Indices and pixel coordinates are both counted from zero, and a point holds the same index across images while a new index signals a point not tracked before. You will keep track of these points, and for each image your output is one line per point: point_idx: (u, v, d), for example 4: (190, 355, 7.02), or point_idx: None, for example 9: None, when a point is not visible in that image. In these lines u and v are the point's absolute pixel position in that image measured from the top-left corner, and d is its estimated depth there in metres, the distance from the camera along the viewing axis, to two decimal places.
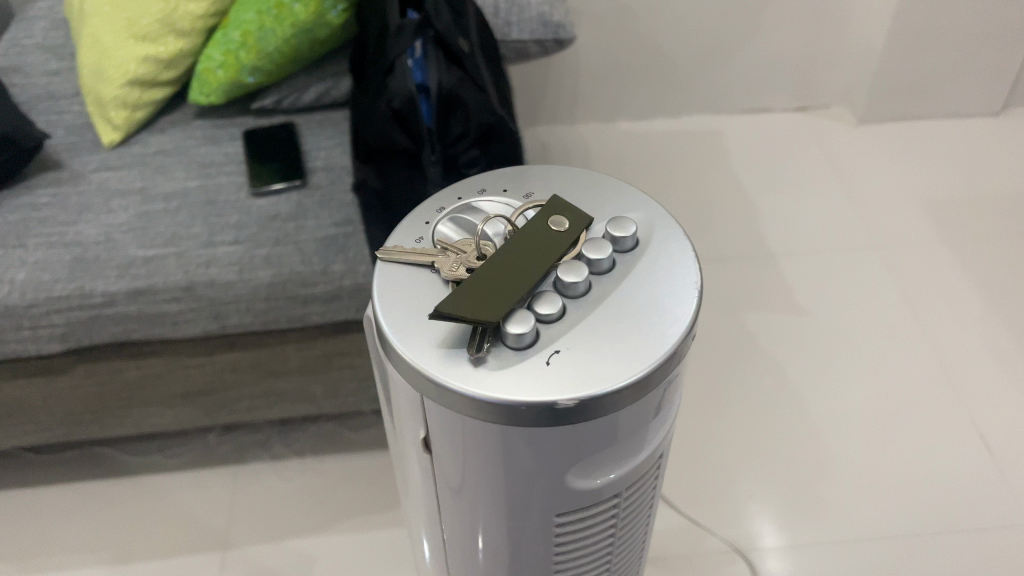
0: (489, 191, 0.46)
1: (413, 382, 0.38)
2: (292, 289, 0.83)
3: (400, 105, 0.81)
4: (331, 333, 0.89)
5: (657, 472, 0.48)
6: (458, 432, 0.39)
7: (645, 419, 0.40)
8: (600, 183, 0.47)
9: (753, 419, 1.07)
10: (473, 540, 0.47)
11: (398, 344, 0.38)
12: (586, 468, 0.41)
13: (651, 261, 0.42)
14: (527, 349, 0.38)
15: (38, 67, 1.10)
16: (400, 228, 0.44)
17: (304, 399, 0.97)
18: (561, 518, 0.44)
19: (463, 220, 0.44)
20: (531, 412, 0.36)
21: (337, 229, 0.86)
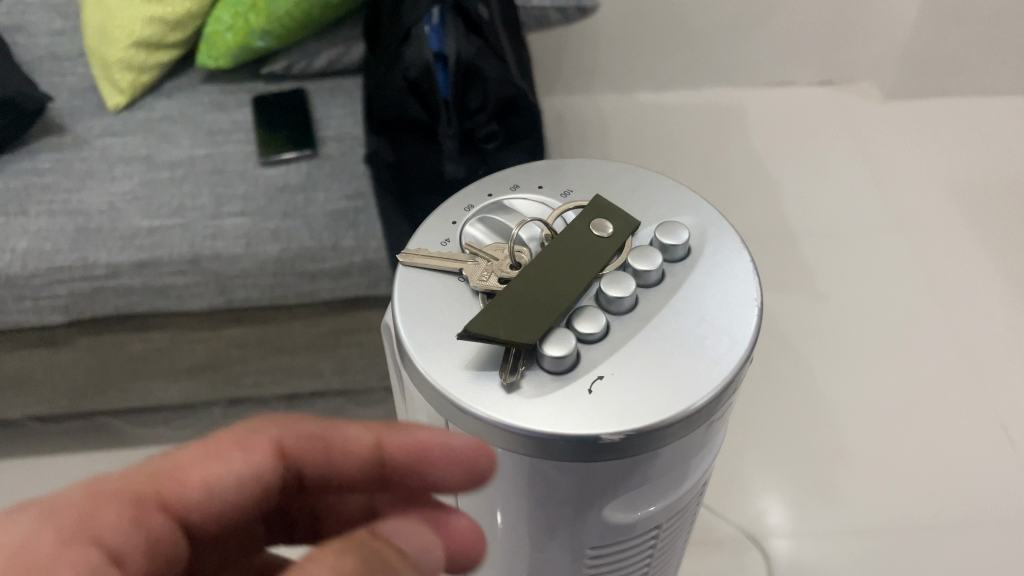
0: (523, 187, 0.43)
1: (436, 394, 0.36)
2: (302, 264, 0.81)
3: (416, 75, 0.78)
4: (340, 309, 0.87)
5: (698, 497, 0.46)
6: (489, 457, 0.37)
7: (692, 450, 0.38)
8: (646, 183, 0.43)
9: (768, 404, 1.05)
10: (499, 560, 0.46)
11: (423, 363, 0.36)
12: (625, 500, 0.39)
13: (702, 276, 0.39)
14: (567, 373, 0.35)
15: (43, 26, 1.07)
16: (426, 227, 0.42)
17: (312, 375, 0.95)
18: (595, 548, 0.42)
19: (494, 221, 0.41)
20: (571, 445, 0.34)
21: (348, 202, 0.83)
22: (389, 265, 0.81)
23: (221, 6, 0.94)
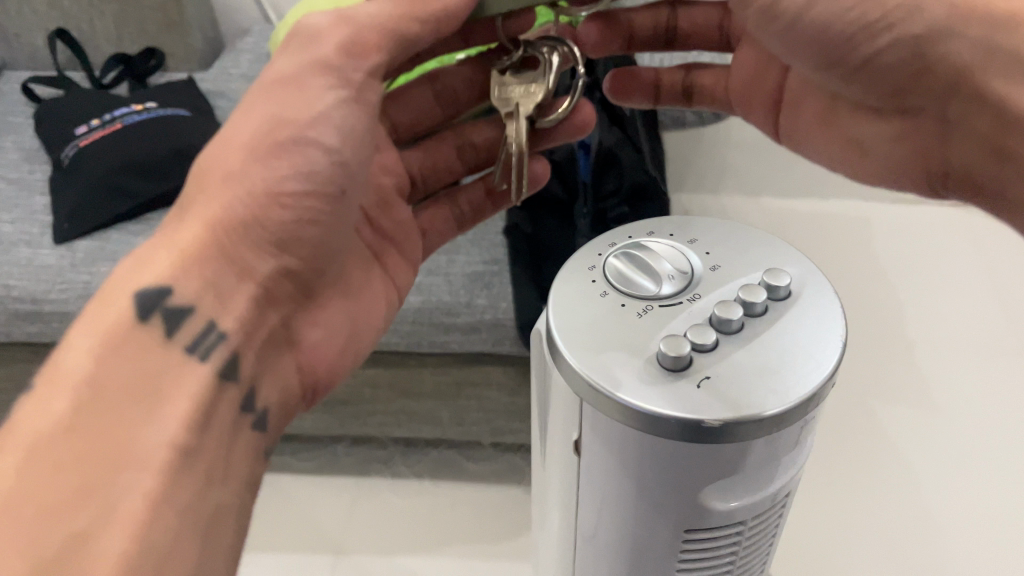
0: (657, 234, 0.52)
1: (575, 386, 0.45)
2: (437, 317, 0.89)
3: (561, 156, 0.87)
4: (466, 362, 0.95)
5: (783, 508, 0.52)
6: (612, 433, 0.45)
7: (778, 453, 0.45)
8: (757, 240, 0.52)
9: (870, 517, 1.05)
10: (605, 537, 0.53)
11: (566, 354, 0.45)
12: (720, 492, 0.46)
13: (801, 316, 0.46)
14: (681, 372, 0.44)
15: (240, 93, 1.24)
16: (575, 257, 0.52)
17: (432, 422, 1.03)
18: (690, 530, 0.49)
19: (632, 254, 0.50)
20: (679, 427, 0.42)
21: (485, 266, 0.93)
22: (514, 326, 0.89)
23: None
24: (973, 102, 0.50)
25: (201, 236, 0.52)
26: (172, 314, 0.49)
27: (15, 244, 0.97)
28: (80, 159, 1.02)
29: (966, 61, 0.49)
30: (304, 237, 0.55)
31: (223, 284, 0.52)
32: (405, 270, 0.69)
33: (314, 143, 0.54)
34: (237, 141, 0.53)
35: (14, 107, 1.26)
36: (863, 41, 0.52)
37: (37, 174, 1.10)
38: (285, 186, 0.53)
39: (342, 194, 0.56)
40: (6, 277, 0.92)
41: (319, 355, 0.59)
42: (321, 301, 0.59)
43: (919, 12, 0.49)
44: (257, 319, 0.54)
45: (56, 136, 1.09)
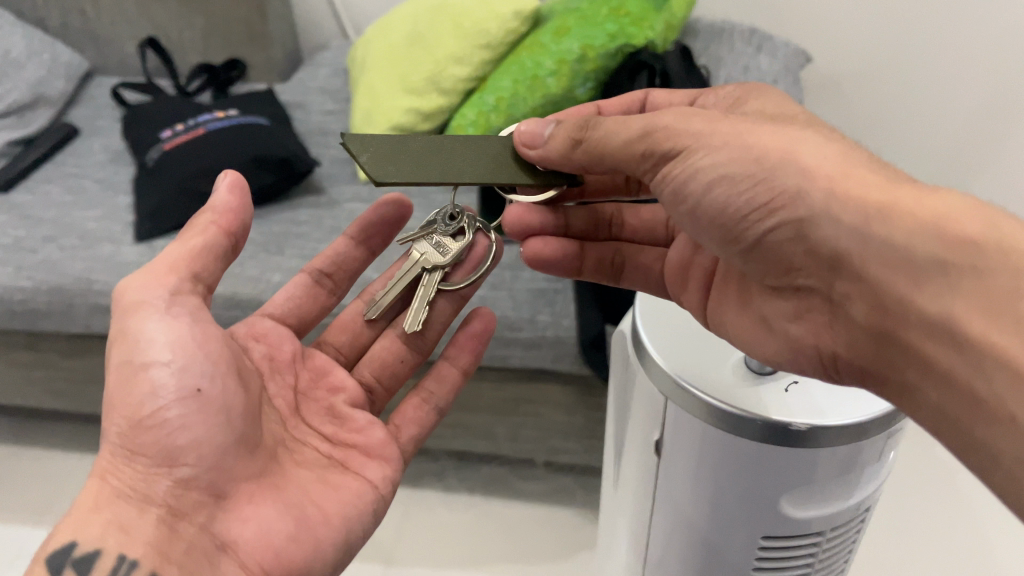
0: None
1: (665, 387, 0.52)
2: (500, 330, 0.89)
3: None
4: (525, 378, 0.95)
5: (858, 525, 0.56)
6: (702, 440, 0.51)
7: (853, 465, 0.50)
8: None
9: (932, 562, 0.96)
10: (681, 540, 0.58)
11: (663, 357, 0.53)
12: (798, 499, 0.51)
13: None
14: (766, 376, 0.52)
15: (318, 106, 1.28)
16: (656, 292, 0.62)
17: (487, 436, 1.04)
18: (766, 539, 0.53)
19: None
20: (764, 427, 0.48)
21: (549, 283, 0.93)
22: (576, 344, 0.89)
23: (467, 106, 1.06)
24: (874, 292, 0.43)
25: (101, 497, 0.52)
26: (80, 561, 0.49)
27: (99, 241, 1.01)
28: (163, 162, 1.06)
29: (844, 248, 0.43)
30: (189, 444, 0.52)
31: (128, 518, 0.51)
32: (385, 463, 0.63)
33: (154, 365, 0.53)
34: (112, 402, 0.54)
35: (104, 111, 1.31)
36: (750, 221, 0.47)
37: (122, 176, 1.15)
38: (163, 414, 0.52)
39: (201, 394, 0.54)
40: (87, 271, 0.96)
41: (267, 550, 0.53)
42: (243, 509, 0.54)
43: (804, 199, 0.44)
44: (174, 536, 0.51)
45: (142, 139, 1.14)
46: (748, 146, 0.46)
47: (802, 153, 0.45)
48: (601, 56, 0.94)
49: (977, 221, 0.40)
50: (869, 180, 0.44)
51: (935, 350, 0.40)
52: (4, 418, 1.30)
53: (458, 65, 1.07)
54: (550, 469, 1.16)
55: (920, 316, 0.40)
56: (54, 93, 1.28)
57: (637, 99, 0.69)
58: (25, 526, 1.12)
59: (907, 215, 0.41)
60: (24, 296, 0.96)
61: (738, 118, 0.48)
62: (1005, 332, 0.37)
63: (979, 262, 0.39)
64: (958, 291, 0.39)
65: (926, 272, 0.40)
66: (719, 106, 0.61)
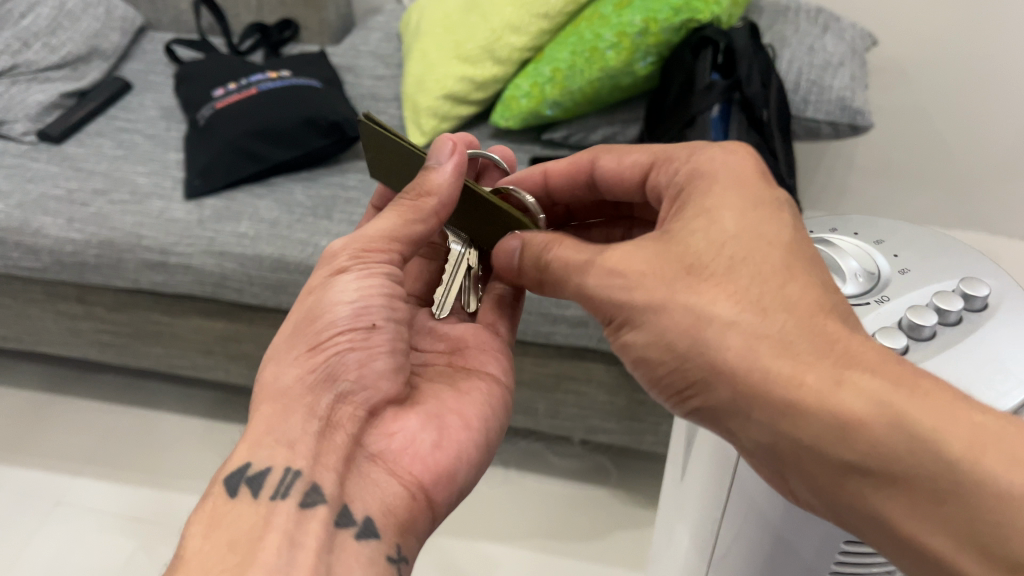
0: (842, 232, 0.51)
1: None
2: (546, 307, 0.88)
3: None
4: (568, 355, 0.94)
5: None
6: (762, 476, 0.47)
7: None
8: (946, 245, 0.49)
9: None
10: (739, 554, 0.53)
11: None
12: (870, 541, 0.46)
13: (1003, 322, 0.43)
14: (924, 341, 0.43)
15: (368, 71, 1.26)
16: (814, 221, 0.53)
17: (526, 412, 1.03)
18: (845, 553, 0.47)
19: (836, 241, 0.50)
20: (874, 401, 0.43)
21: None
22: None
23: (522, 76, 1.05)
24: (800, 485, 0.39)
25: (267, 421, 0.51)
26: (255, 477, 0.48)
27: (149, 196, 1.01)
28: (216, 120, 1.06)
29: (762, 443, 0.39)
30: (352, 362, 0.54)
31: (294, 435, 0.50)
32: (497, 355, 0.64)
33: (340, 304, 0.55)
34: (285, 340, 0.55)
35: (156, 66, 1.31)
36: (672, 400, 0.44)
37: (173, 133, 1.15)
38: (336, 339, 0.54)
39: (374, 327, 0.56)
40: (137, 226, 0.96)
41: (415, 459, 0.54)
42: (390, 424, 0.55)
43: (715, 389, 0.40)
44: (330, 446, 0.51)
45: (194, 96, 1.13)
46: (662, 331, 0.42)
47: (708, 340, 0.40)
48: (664, 30, 0.90)
49: (882, 420, 0.35)
50: (775, 368, 0.38)
51: (877, 542, 0.37)
52: (47, 367, 1.32)
53: (515, 33, 1.04)
54: (586, 447, 1.15)
55: (852, 514, 0.37)
56: (109, 46, 1.28)
57: (584, 165, 0.60)
58: (67, 475, 1.14)
59: (811, 415, 0.36)
60: (75, 248, 0.97)
61: (654, 285, 0.43)
62: (933, 529, 0.34)
63: (895, 469, 0.35)
64: (880, 490, 0.35)
65: (843, 475, 0.36)
66: (668, 196, 0.50)
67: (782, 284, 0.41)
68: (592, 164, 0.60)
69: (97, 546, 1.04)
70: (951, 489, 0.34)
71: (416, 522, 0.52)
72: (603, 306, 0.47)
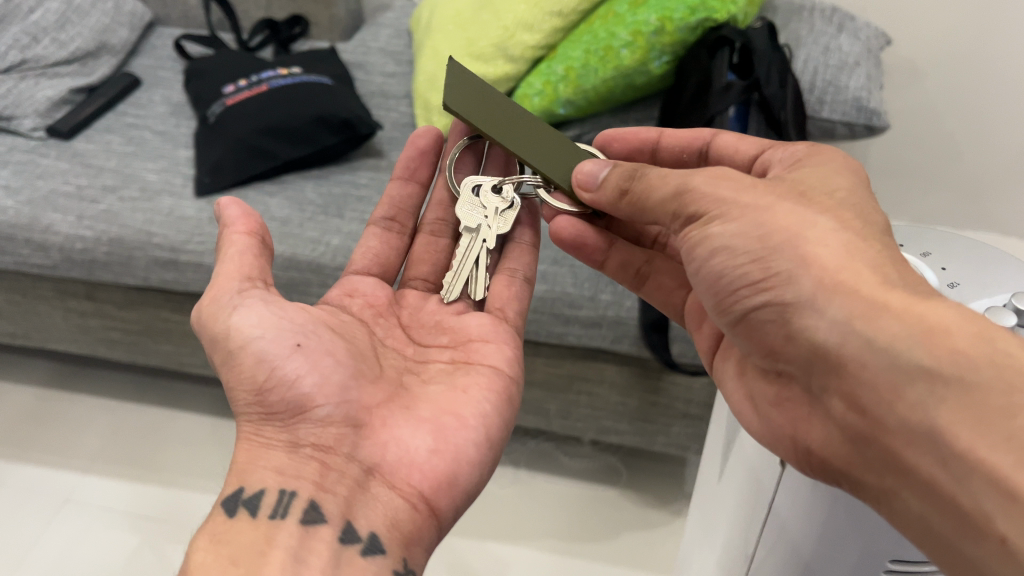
0: None
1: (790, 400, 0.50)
2: (559, 308, 0.87)
3: None
4: (581, 356, 0.94)
5: None
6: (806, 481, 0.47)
7: None
8: (995, 258, 0.48)
9: None
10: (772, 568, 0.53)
11: None
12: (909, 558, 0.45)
13: None
14: None
15: (378, 67, 1.26)
16: None
17: (538, 412, 1.03)
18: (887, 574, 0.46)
19: None
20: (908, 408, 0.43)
21: None
22: (637, 326, 0.86)
23: (535, 74, 1.05)
24: (853, 392, 0.42)
25: (249, 454, 0.54)
26: (251, 499, 0.51)
27: (159, 194, 1.00)
28: (226, 117, 1.05)
29: (828, 343, 0.42)
30: (310, 391, 0.54)
31: (281, 462, 0.53)
32: (502, 346, 0.62)
33: (252, 340, 0.54)
34: (233, 383, 0.56)
35: (165, 62, 1.31)
36: (740, 295, 0.47)
37: (183, 129, 1.14)
38: (278, 373, 0.54)
39: (302, 346, 0.55)
40: (148, 224, 0.96)
41: (412, 469, 0.53)
42: (381, 433, 0.54)
43: (795, 285, 0.43)
44: (327, 469, 0.53)
45: (204, 93, 1.13)
46: (760, 223, 0.45)
47: (808, 237, 0.44)
48: (680, 29, 0.89)
49: (970, 332, 0.38)
50: (867, 276, 0.42)
51: (920, 458, 0.38)
52: (56, 364, 1.32)
53: (528, 31, 1.04)
54: (596, 447, 1.15)
55: (902, 421, 0.39)
56: (117, 41, 1.28)
57: (702, 137, 0.64)
58: (76, 472, 1.14)
59: (896, 318, 0.39)
60: (85, 245, 0.96)
61: (764, 192, 0.47)
62: (989, 445, 0.35)
63: (966, 376, 0.37)
64: (943, 401, 0.37)
65: (909, 379, 0.38)
66: (780, 166, 0.54)
67: (881, 235, 0.45)
68: (711, 137, 0.64)
69: (106, 545, 1.04)
70: (1023, 405, 0.35)
71: (422, 533, 0.52)
72: (691, 201, 0.49)
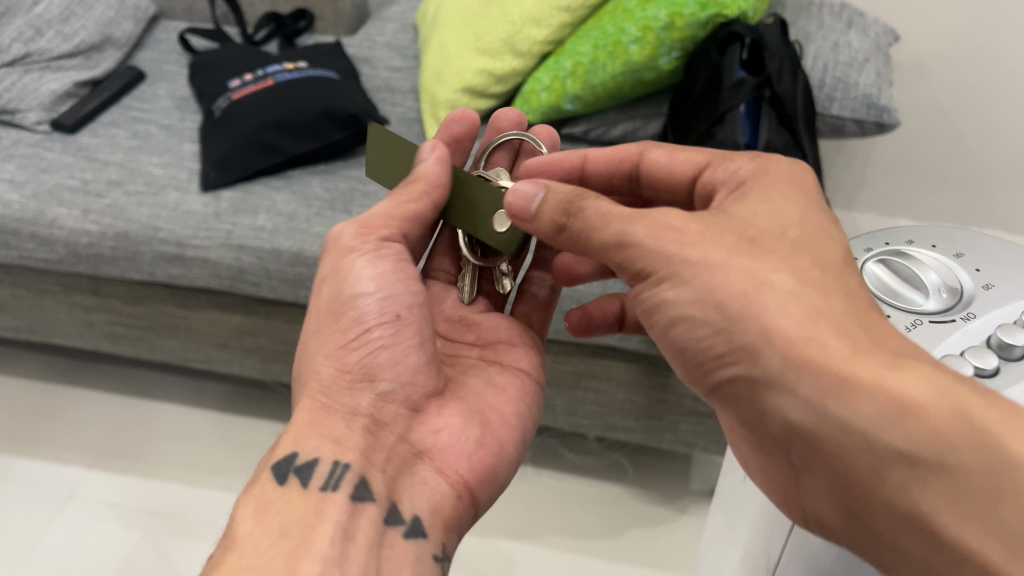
0: (918, 243, 0.47)
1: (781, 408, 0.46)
2: (568, 305, 0.87)
3: None
4: (589, 353, 0.93)
5: None
6: None
7: None
8: None
9: None
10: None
11: None
12: None
13: None
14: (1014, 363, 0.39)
15: (384, 62, 1.25)
16: (889, 229, 0.49)
17: (544, 409, 1.02)
18: None
19: (910, 254, 0.47)
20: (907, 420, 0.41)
21: None
22: None
23: (542, 70, 1.04)
24: (828, 477, 0.38)
25: (308, 417, 0.52)
26: (303, 468, 0.49)
27: (165, 188, 1.00)
28: (232, 112, 1.05)
29: (799, 422, 0.39)
30: (389, 362, 0.54)
31: (338, 432, 0.52)
32: (529, 352, 0.64)
33: (362, 296, 0.54)
34: (318, 336, 0.55)
35: (169, 56, 1.30)
36: (709, 367, 0.44)
37: (188, 123, 1.14)
38: (367, 336, 0.54)
39: (400, 319, 0.54)
40: (154, 218, 0.95)
41: (459, 457, 0.54)
42: (432, 422, 0.55)
43: (760, 358, 0.40)
44: (379, 444, 0.52)
45: (210, 86, 1.12)
46: (711, 289, 0.43)
47: (765, 304, 0.41)
48: (690, 25, 0.88)
49: (942, 403, 0.34)
50: (834, 344, 0.38)
51: (906, 544, 0.35)
52: (60, 358, 1.31)
53: (536, 26, 1.03)
54: (601, 444, 1.15)
55: (884, 507, 0.35)
56: (122, 34, 1.27)
57: (628, 156, 0.59)
58: (80, 467, 1.13)
59: (864, 394, 0.36)
60: (91, 240, 0.96)
61: (714, 245, 0.44)
62: (978, 530, 0.32)
63: (945, 458, 0.33)
64: (925, 483, 0.34)
65: (887, 463, 0.35)
66: (725, 189, 0.51)
67: (843, 278, 0.42)
68: (639, 155, 0.58)
69: (111, 540, 1.04)
70: (1007, 487, 0.32)
71: (460, 522, 0.53)
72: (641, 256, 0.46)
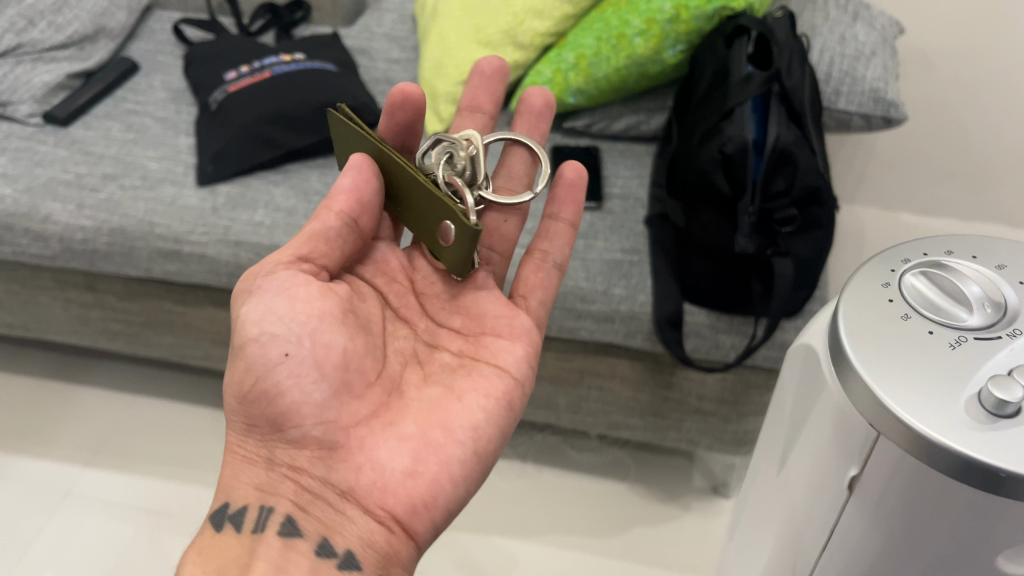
0: (957, 254, 0.46)
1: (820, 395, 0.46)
2: (571, 302, 0.86)
3: (732, 150, 0.78)
4: (592, 350, 0.92)
5: None
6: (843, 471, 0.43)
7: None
8: None
9: None
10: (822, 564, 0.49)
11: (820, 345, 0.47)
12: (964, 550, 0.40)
13: None
14: None
15: (383, 53, 1.23)
16: (926, 240, 0.48)
17: (547, 407, 1.01)
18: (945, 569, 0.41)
19: (949, 266, 0.46)
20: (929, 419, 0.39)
21: (623, 254, 0.88)
22: (650, 320, 0.85)
23: (544, 62, 1.03)
24: None
25: (231, 468, 0.56)
26: (236, 515, 0.53)
27: (161, 182, 0.98)
28: (229, 105, 1.03)
29: None
30: (292, 407, 0.53)
31: (261, 479, 0.54)
32: (515, 345, 0.60)
33: (248, 343, 0.54)
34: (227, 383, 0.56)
35: (164, 46, 1.28)
36: None
37: (184, 116, 1.12)
38: (266, 383, 0.54)
39: (290, 357, 0.53)
40: (150, 214, 0.94)
41: (387, 493, 0.52)
42: (357, 456, 0.53)
43: None
44: (301, 489, 0.53)
45: (205, 78, 1.10)
46: None
47: None
48: (696, 17, 0.87)
49: None
50: None
51: None
52: (55, 354, 1.30)
53: (538, 18, 1.02)
54: (603, 441, 1.14)
55: None
56: (115, 25, 1.25)
57: None
58: (76, 466, 1.12)
59: None
60: (85, 235, 0.94)
61: None
62: None
63: None
64: None
65: None
66: None
67: None
68: None
69: (107, 539, 1.03)
70: None
71: (399, 554, 0.52)
72: None
